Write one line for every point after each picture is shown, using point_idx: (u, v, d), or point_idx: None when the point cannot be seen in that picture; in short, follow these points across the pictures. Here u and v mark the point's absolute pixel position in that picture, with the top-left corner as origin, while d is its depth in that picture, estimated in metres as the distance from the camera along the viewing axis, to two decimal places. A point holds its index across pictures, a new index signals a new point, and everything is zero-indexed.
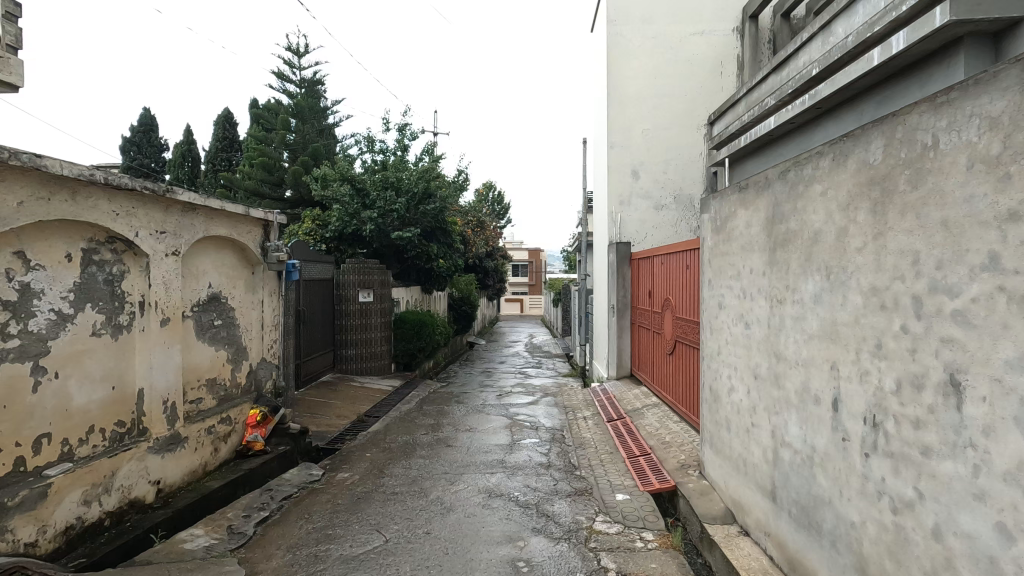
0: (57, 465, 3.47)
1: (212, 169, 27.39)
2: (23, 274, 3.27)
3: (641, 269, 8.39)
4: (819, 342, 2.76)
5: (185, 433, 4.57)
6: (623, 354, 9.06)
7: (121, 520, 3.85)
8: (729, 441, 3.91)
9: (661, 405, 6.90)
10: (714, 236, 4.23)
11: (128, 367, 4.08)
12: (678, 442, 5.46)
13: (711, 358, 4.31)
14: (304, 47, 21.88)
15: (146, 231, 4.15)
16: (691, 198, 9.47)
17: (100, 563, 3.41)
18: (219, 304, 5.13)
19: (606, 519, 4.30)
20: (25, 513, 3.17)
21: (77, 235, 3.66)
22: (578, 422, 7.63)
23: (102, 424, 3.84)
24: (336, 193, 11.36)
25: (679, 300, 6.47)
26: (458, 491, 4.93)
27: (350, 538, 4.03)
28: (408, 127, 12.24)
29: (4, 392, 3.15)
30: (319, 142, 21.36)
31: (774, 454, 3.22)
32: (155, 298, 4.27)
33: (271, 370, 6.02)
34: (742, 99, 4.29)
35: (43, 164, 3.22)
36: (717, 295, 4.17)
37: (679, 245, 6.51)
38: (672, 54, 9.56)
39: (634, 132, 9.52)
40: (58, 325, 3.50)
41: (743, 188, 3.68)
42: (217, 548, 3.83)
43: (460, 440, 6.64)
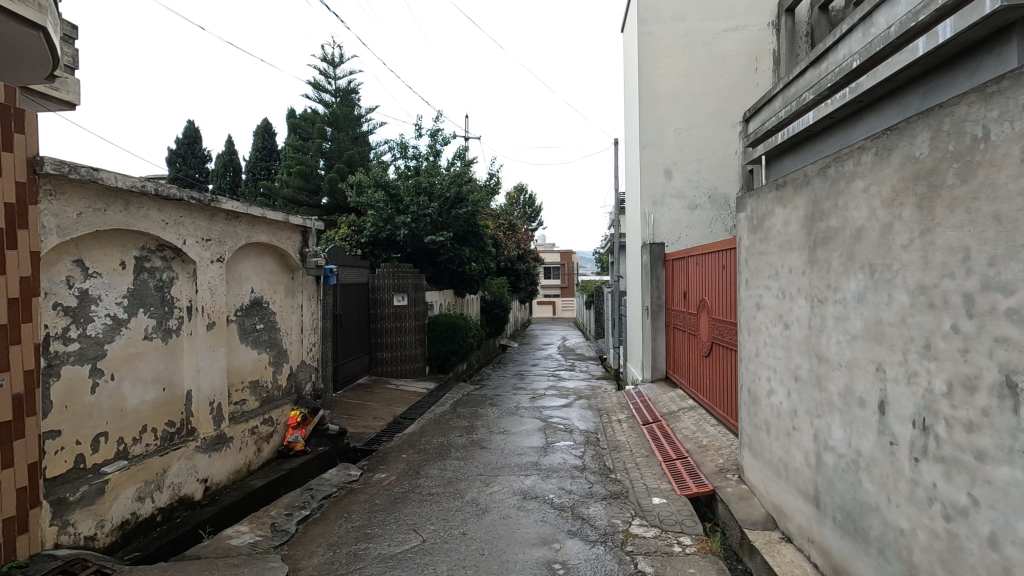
0: (114, 462, 3.65)
1: (253, 177, 28.23)
2: (81, 281, 3.46)
3: (675, 270, 8.27)
4: (863, 343, 2.68)
5: (231, 433, 4.74)
6: (658, 357, 8.93)
7: (172, 516, 4.03)
8: (769, 445, 3.82)
9: (697, 408, 6.78)
10: (750, 235, 4.15)
11: (177, 369, 4.27)
12: (716, 446, 5.36)
13: (749, 361, 4.21)
14: (339, 57, 22.42)
15: (193, 240, 4.33)
16: (726, 197, 9.31)
17: (152, 557, 3.57)
18: (261, 308, 5.30)
19: (643, 523, 4.25)
20: (85, 507, 3.35)
21: (131, 243, 3.84)
22: (613, 424, 7.56)
23: (154, 423, 4.03)
24: (370, 200, 11.61)
25: (715, 301, 6.35)
26: (493, 492, 4.96)
27: (388, 538, 4.10)
28: (440, 132, 12.38)
29: (66, 393, 3.34)
30: (353, 150, 21.86)
31: (817, 458, 3.13)
32: (202, 303, 4.45)
33: (311, 372, 6.19)
34: (778, 94, 4.18)
35: (100, 178, 3.41)
36: (755, 295, 4.08)
37: (714, 245, 6.39)
38: (705, 51, 9.43)
39: (666, 132, 9.41)
40: (114, 329, 3.69)
41: (780, 185, 3.60)
42: (262, 544, 3.96)
43: (494, 442, 6.70)
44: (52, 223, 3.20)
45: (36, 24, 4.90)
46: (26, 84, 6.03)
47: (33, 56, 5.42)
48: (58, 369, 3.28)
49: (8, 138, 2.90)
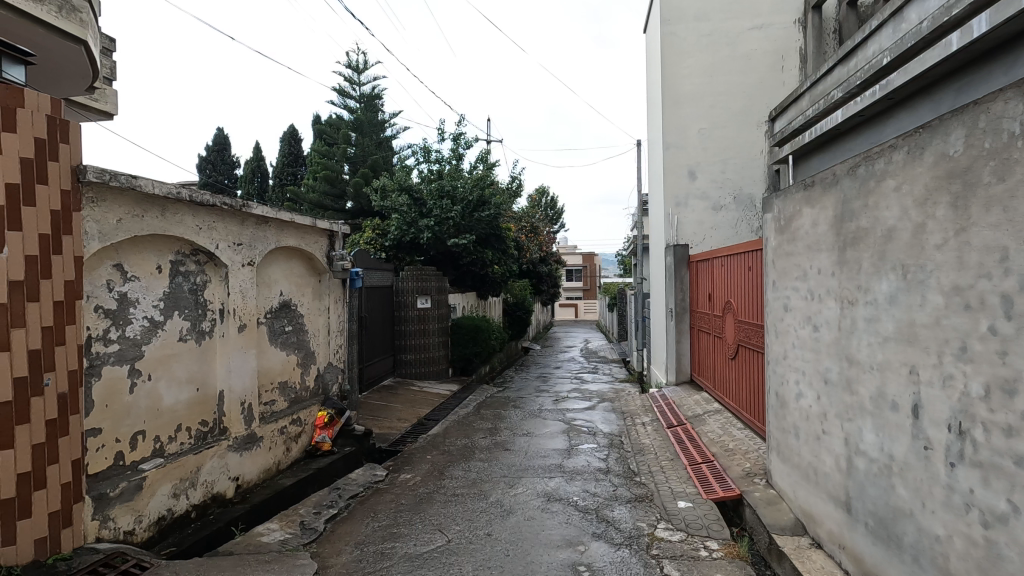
0: (150, 460, 3.78)
1: (280, 183, 28.79)
2: (121, 285, 3.59)
3: (700, 272, 8.17)
4: (894, 345, 2.63)
5: (261, 433, 4.86)
6: (682, 360, 8.83)
7: (206, 513, 4.14)
8: (797, 449, 3.76)
9: (723, 411, 6.70)
10: (777, 235, 4.09)
11: (210, 370, 4.39)
12: (742, 450, 5.29)
13: (776, 364, 4.15)
14: (364, 64, 22.79)
15: (225, 244, 4.45)
16: (752, 198, 9.20)
17: (187, 552, 3.68)
18: (289, 310, 5.42)
19: (669, 526, 4.22)
20: (124, 503, 3.48)
21: (167, 248, 3.97)
22: (637, 427, 7.52)
23: (188, 422, 4.16)
24: (394, 204, 11.74)
25: (741, 302, 6.27)
26: (517, 494, 4.97)
27: (414, 537, 4.15)
28: (462, 136, 12.46)
29: (106, 393, 3.47)
30: (377, 154, 22.19)
31: (847, 463, 3.07)
32: (234, 306, 4.57)
33: (337, 374, 6.30)
34: (806, 93, 4.11)
35: (138, 185, 3.53)
36: (782, 297, 4.03)
37: (740, 246, 6.30)
38: (729, 51, 9.32)
39: (690, 132, 9.32)
40: (150, 331, 3.82)
41: (808, 185, 3.55)
42: (291, 542, 4.04)
43: (518, 444, 6.71)
44: (94, 228, 3.33)
45: (78, 39, 5.16)
46: (67, 96, 6.30)
47: (74, 70, 5.69)
48: (99, 369, 3.42)
49: (53, 148, 3.03)
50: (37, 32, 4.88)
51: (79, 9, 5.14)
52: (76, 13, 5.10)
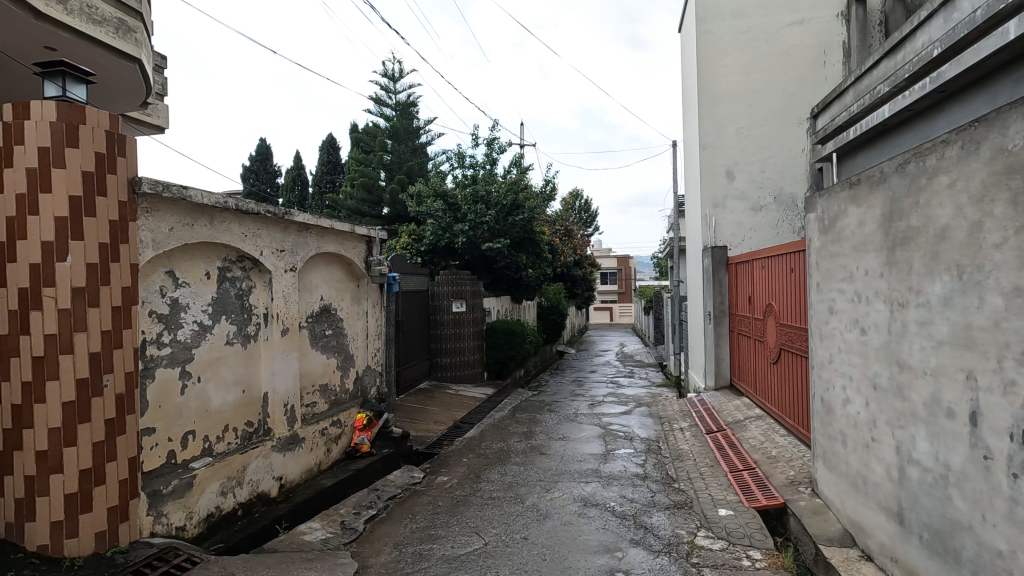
0: (200, 458, 3.94)
1: (319, 190, 29.58)
2: (172, 290, 3.76)
3: (739, 274, 7.98)
4: (950, 349, 2.52)
5: (304, 434, 5.00)
6: (722, 364, 8.63)
7: (251, 510, 4.28)
8: (845, 457, 3.62)
9: (765, 417, 6.51)
10: (821, 236, 3.96)
11: (254, 372, 4.54)
12: (786, 457, 5.13)
13: (821, 369, 4.01)
14: (399, 72, 23.23)
15: (268, 251, 4.61)
16: (794, 197, 8.94)
17: (234, 548, 3.82)
18: (329, 315, 5.56)
19: (709, 534, 4.12)
20: (176, 500, 3.63)
21: (215, 255, 4.14)
22: (675, 432, 7.38)
23: (235, 423, 4.31)
24: (430, 209, 11.91)
25: (783, 305, 6.09)
26: (553, 499, 4.96)
27: (451, 539, 4.18)
28: (496, 141, 12.55)
29: (159, 394, 3.64)
30: (412, 161, 22.57)
31: (900, 472, 2.94)
32: (277, 310, 4.72)
33: (376, 377, 6.41)
34: (849, 88, 3.98)
35: (189, 195, 3.69)
36: (827, 299, 3.90)
37: (782, 247, 6.12)
38: (768, 47, 9.09)
39: (727, 132, 9.13)
40: (200, 335, 3.98)
41: (854, 183, 3.43)
42: (333, 541, 4.14)
43: (554, 448, 6.69)
44: (148, 237, 3.51)
45: (133, 57, 5.50)
46: (123, 112, 6.69)
47: (129, 89, 6.06)
48: (153, 371, 3.59)
49: (112, 161, 3.20)
50: (97, 52, 5.23)
51: (133, 29, 5.50)
52: (131, 33, 5.47)
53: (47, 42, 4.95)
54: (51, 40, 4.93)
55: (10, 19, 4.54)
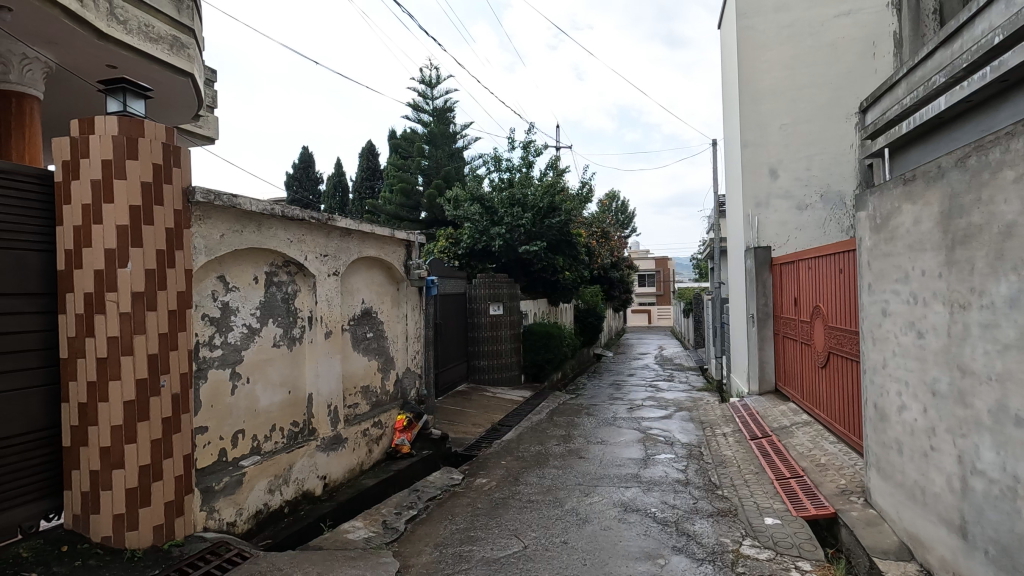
0: (249, 457, 4.08)
1: (359, 197, 30.28)
2: (223, 295, 3.91)
3: (784, 275, 7.73)
4: (1017, 353, 2.38)
5: (346, 434, 5.12)
6: (766, 368, 8.37)
7: (297, 509, 4.41)
8: (901, 466, 3.46)
9: (813, 423, 6.29)
10: (873, 235, 3.80)
11: (300, 374, 4.67)
12: (837, 466, 4.93)
13: (874, 374, 3.84)
14: (436, 78, 23.60)
15: (313, 255, 4.74)
16: (841, 195, 8.63)
17: (281, 545, 3.94)
18: (370, 318, 5.68)
19: (755, 544, 4.00)
20: (227, 496, 3.77)
21: (262, 260, 4.28)
22: (717, 438, 7.20)
23: (281, 422, 4.45)
24: (467, 213, 12.03)
25: (831, 306, 5.86)
26: (592, 503, 4.91)
27: (491, 541, 4.20)
28: (532, 144, 12.57)
29: (211, 394, 3.79)
30: (449, 166, 22.87)
31: (962, 483, 2.79)
32: (321, 314, 4.85)
33: (415, 379, 6.51)
34: (901, 80, 3.81)
35: (238, 203, 3.84)
36: (880, 301, 3.74)
37: (830, 246, 5.89)
38: (813, 41, 8.80)
39: (770, 129, 8.89)
40: (249, 337, 4.13)
41: (908, 180, 3.29)
42: (375, 540, 4.21)
43: (592, 452, 6.62)
44: (201, 243, 3.66)
45: (186, 72, 5.80)
46: (176, 124, 7.06)
47: (182, 102, 6.39)
48: (206, 371, 3.74)
49: (168, 172, 3.36)
50: (153, 68, 5.53)
51: (187, 46, 5.80)
52: (184, 49, 5.77)
53: (108, 60, 5.26)
54: (112, 59, 5.24)
55: (77, 40, 4.85)
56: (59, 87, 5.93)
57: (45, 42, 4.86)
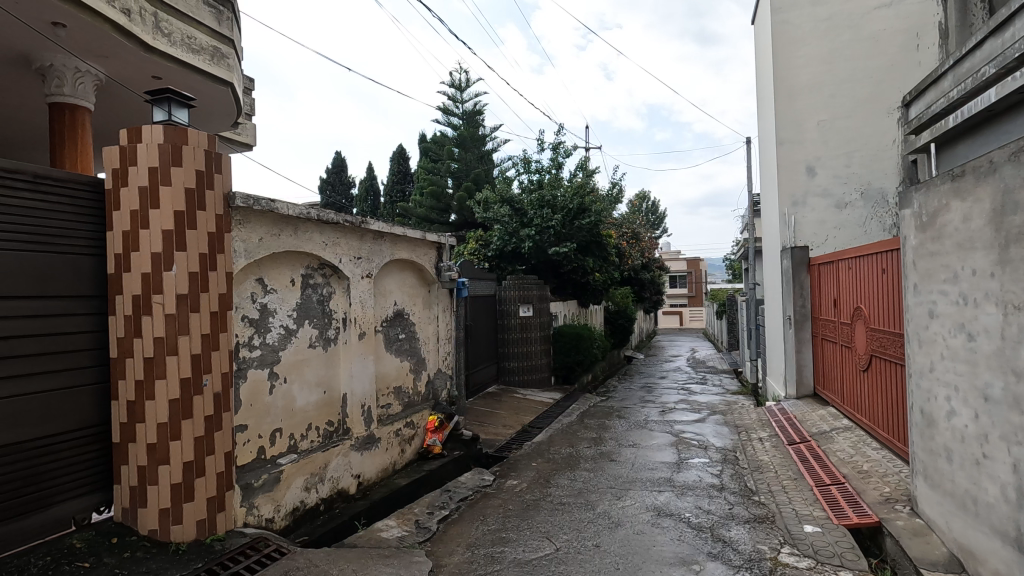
0: (286, 455, 4.18)
1: (390, 200, 30.73)
2: (262, 297, 4.02)
3: (822, 275, 7.51)
4: None
5: (380, 434, 5.19)
6: (804, 371, 8.14)
7: (332, 506, 4.50)
8: (951, 474, 3.31)
9: (854, 428, 6.08)
10: (918, 233, 3.66)
11: (335, 374, 4.77)
12: (880, 473, 4.76)
13: (921, 377, 3.70)
14: (466, 82, 23.78)
15: (347, 258, 4.83)
16: (883, 192, 8.33)
17: (317, 542, 4.02)
18: (403, 319, 5.75)
19: (794, 552, 3.89)
20: (266, 493, 3.87)
21: (299, 262, 4.38)
22: (753, 442, 7.03)
23: (317, 422, 4.54)
24: (496, 214, 12.08)
25: (873, 308, 5.67)
26: (625, 507, 4.86)
27: (523, 543, 4.19)
28: (561, 145, 12.55)
29: (251, 392, 3.90)
30: (479, 168, 23.02)
31: (1017, 493, 2.66)
32: (355, 315, 4.94)
33: (446, 380, 6.56)
34: (947, 73, 3.66)
35: (276, 208, 3.95)
36: (926, 302, 3.59)
37: (871, 246, 5.70)
38: (852, 34, 8.52)
39: (807, 126, 8.65)
40: (286, 338, 4.23)
41: (956, 176, 3.16)
42: (408, 539, 4.25)
43: (624, 455, 6.56)
44: (241, 247, 3.77)
45: (226, 81, 6.00)
46: (216, 131, 7.30)
47: (222, 110, 6.61)
48: (245, 371, 3.85)
49: (210, 178, 3.47)
50: (195, 78, 5.74)
51: (226, 56, 6.00)
52: (224, 59, 5.96)
53: (154, 72, 5.48)
54: (157, 70, 5.45)
55: (125, 53, 5.06)
56: (108, 98, 6.20)
57: (97, 56, 5.10)
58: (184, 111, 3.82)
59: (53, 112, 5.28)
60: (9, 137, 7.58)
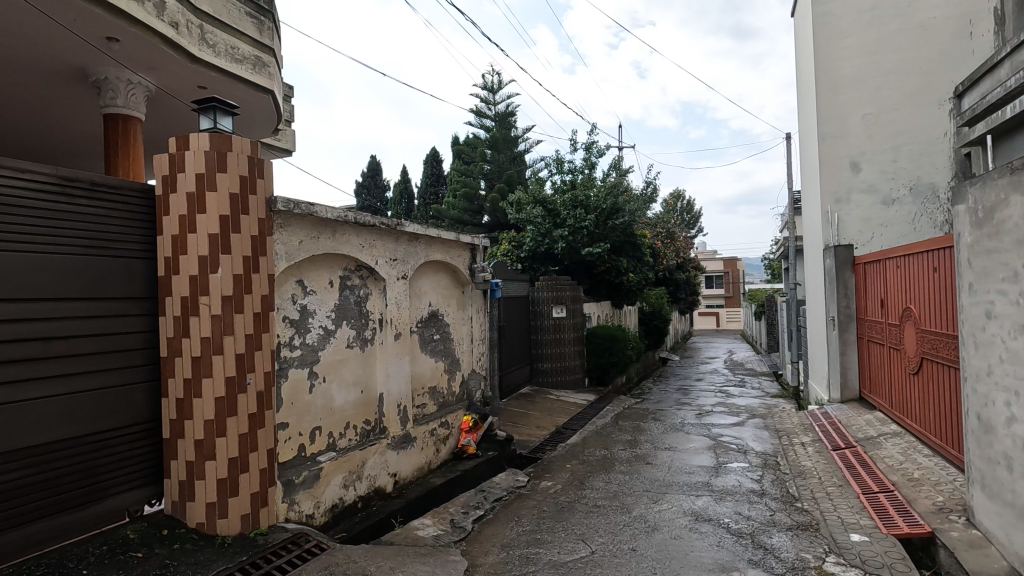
0: (325, 452, 4.27)
1: (424, 203, 31.09)
2: (302, 298, 4.12)
3: (868, 275, 7.22)
4: None
5: (415, 434, 5.26)
6: (849, 374, 7.85)
7: (369, 504, 4.58)
8: (1011, 484, 3.14)
9: (904, 434, 5.83)
10: (973, 230, 3.48)
11: (372, 374, 4.86)
12: (932, 481, 4.55)
13: (977, 381, 3.52)
14: (498, 84, 23.87)
15: (383, 260, 4.92)
16: (934, 187, 7.97)
17: (355, 538, 4.10)
18: (437, 320, 5.81)
19: (840, 561, 3.76)
20: (306, 489, 3.97)
21: (337, 264, 4.48)
22: (795, 447, 6.82)
23: (355, 421, 4.63)
24: (529, 215, 12.07)
25: (924, 308, 5.43)
26: (662, 511, 4.79)
27: (558, 545, 4.17)
28: (594, 145, 12.46)
29: (292, 391, 4.00)
30: (512, 170, 23.07)
31: None
32: (391, 316, 5.02)
33: (480, 380, 6.60)
34: (1003, 61, 3.47)
35: (315, 211, 4.05)
36: (983, 302, 3.42)
37: (922, 243, 5.46)
38: (899, 23, 8.18)
39: (851, 120, 8.36)
40: (325, 338, 4.32)
41: (1016, 169, 3.00)
42: (444, 538, 4.29)
43: (660, 458, 6.45)
44: (282, 249, 3.88)
45: (266, 89, 6.19)
46: (258, 138, 7.54)
47: (263, 117, 6.82)
48: (286, 371, 3.96)
49: (253, 183, 3.58)
50: (238, 87, 5.95)
51: (267, 64, 6.19)
52: (265, 68, 6.16)
53: (200, 82, 5.70)
54: (203, 80, 5.67)
55: (174, 65, 5.28)
56: (157, 108, 6.48)
57: (148, 68, 5.33)
58: (227, 118, 3.94)
59: (108, 123, 5.54)
60: (67, 147, 7.99)
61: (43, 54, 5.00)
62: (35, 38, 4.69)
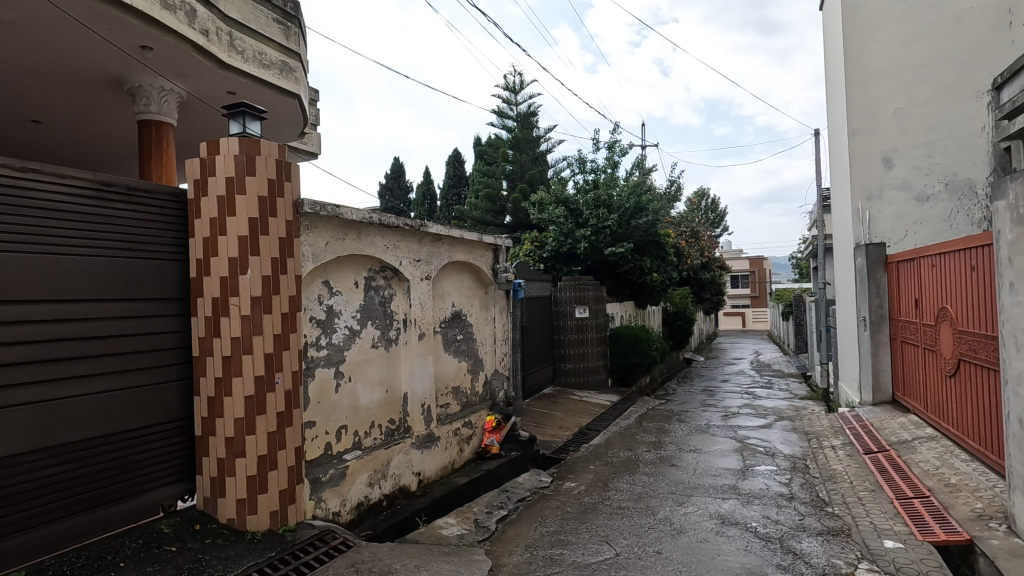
0: (351, 451, 4.33)
1: (446, 203, 31.27)
2: (328, 299, 4.19)
3: (902, 273, 7.02)
4: None
5: (439, 433, 5.29)
6: (881, 376, 7.63)
7: (394, 502, 4.62)
8: None
9: (939, 438, 5.65)
10: (1015, 228, 3.35)
11: (396, 373, 4.90)
12: (971, 487, 4.40)
13: (1019, 385, 3.39)
14: (520, 84, 23.88)
15: (407, 261, 4.96)
16: (971, 183, 7.71)
17: (380, 537, 4.15)
18: (460, 321, 5.84)
19: (873, 568, 3.66)
20: (332, 487, 4.03)
21: (362, 265, 4.53)
22: (825, 451, 6.66)
23: (380, 420, 4.68)
24: (552, 215, 12.05)
25: (961, 308, 5.25)
26: (687, 513, 4.73)
27: (582, 546, 4.16)
28: (617, 143, 12.37)
29: (319, 390, 4.07)
30: (534, 170, 23.05)
31: None
32: (415, 316, 5.06)
33: (503, 380, 6.61)
34: None
35: (341, 213, 4.10)
36: None
37: (958, 241, 5.29)
38: (934, 15, 7.93)
39: (883, 115, 8.13)
40: (350, 338, 4.38)
41: None
42: (468, 538, 4.31)
43: (685, 460, 6.37)
44: (309, 251, 3.95)
45: (292, 93, 6.30)
46: (284, 141, 7.68)
47: (289, 121, 6.95)
48: (313, 370, 4.02)
49: (281, 186, 3.65)
50: (264, 92, 6.06)
51: (293, 69, 6.30)
52: (292, 72, 6.27)
53: (229, 87, 5.83)
54: (232, 85, 5.81)
55: (204, 71, 5.42)
56: (188, 114, 6.66)
57: (179, 75, 5.48)
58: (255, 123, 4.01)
59: (142, 129, 5.71)
60: (103, 153, 8.25)
61: (80, 63, 5.17)
62: (74, 48, 4.86)
